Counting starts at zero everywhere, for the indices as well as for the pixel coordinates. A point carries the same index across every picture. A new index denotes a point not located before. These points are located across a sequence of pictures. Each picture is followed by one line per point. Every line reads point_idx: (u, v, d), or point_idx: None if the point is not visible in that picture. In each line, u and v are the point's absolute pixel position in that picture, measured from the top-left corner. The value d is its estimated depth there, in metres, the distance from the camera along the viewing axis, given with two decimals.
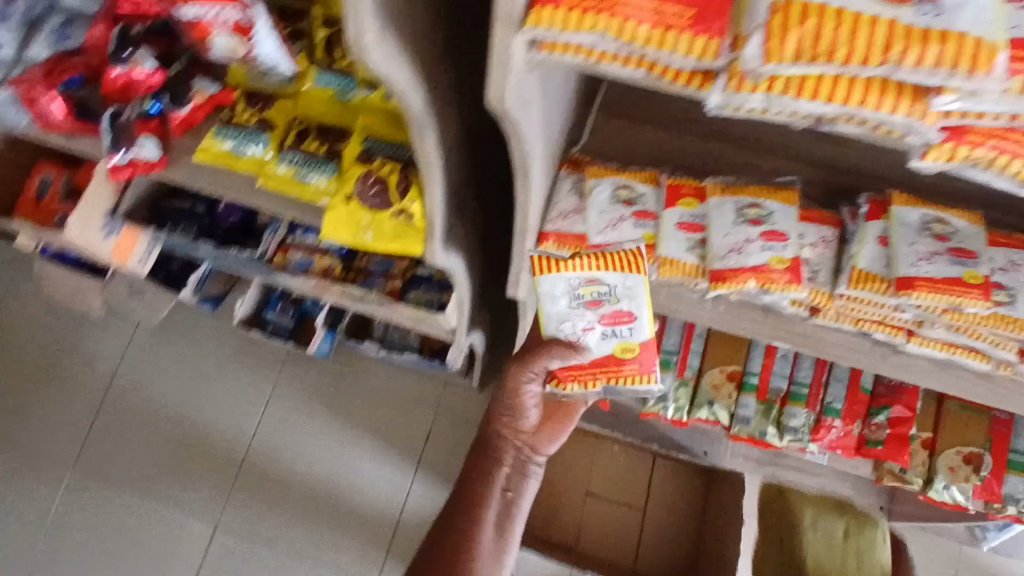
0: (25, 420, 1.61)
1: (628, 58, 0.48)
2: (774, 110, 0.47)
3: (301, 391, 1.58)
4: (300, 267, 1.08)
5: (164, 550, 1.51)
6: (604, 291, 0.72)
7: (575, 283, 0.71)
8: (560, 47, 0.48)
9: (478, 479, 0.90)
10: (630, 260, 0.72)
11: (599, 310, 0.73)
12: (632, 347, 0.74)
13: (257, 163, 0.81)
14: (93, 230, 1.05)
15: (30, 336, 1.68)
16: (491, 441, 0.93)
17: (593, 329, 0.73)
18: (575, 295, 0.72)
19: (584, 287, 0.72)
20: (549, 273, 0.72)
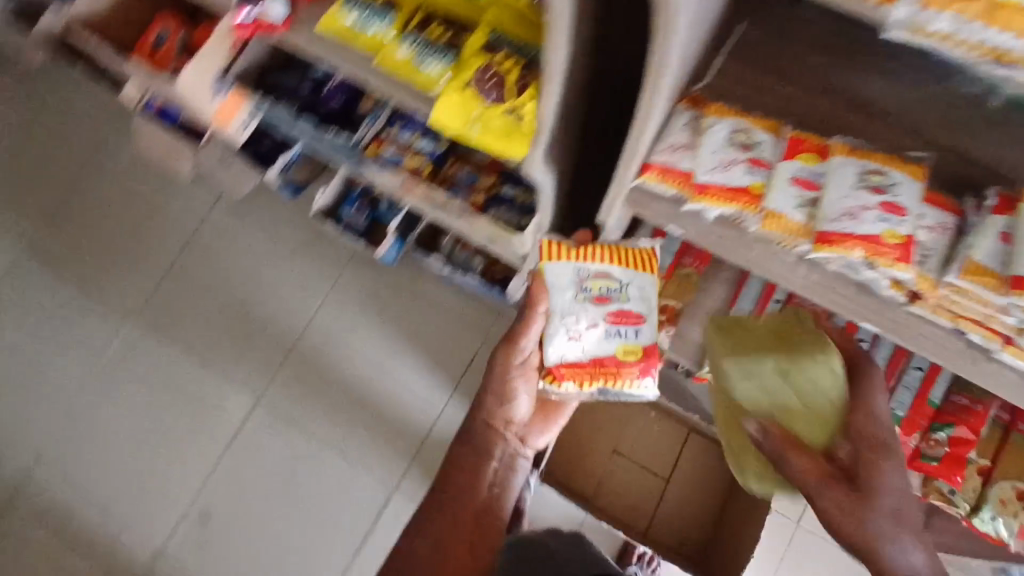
0: (104, 265, 1.71)
1: None
2: (955, 35, 0.52)
3: (358, 294, 1.61)
4: (390, 161, 1.07)
5: (210, 412, 1.61)
6: (612, 286, 0.89)
7: (586, 274, 0.89)
8: None
9: (465, 472, 0.94)
10: (641, 259, 0.91)
11: (605, 307, 0.89)
12: (636, 349, 0.88)
13: (376, 41, 0.80)
14: (205, 87, 1.09)
15: (118, 187, 1.74)
16: (477, 436, 0.96)
17: (600, 325, 0.89)
18: (584, 287, 0.89)
19: (598, 280, 0.89)
20: (556, 259, 0.89)
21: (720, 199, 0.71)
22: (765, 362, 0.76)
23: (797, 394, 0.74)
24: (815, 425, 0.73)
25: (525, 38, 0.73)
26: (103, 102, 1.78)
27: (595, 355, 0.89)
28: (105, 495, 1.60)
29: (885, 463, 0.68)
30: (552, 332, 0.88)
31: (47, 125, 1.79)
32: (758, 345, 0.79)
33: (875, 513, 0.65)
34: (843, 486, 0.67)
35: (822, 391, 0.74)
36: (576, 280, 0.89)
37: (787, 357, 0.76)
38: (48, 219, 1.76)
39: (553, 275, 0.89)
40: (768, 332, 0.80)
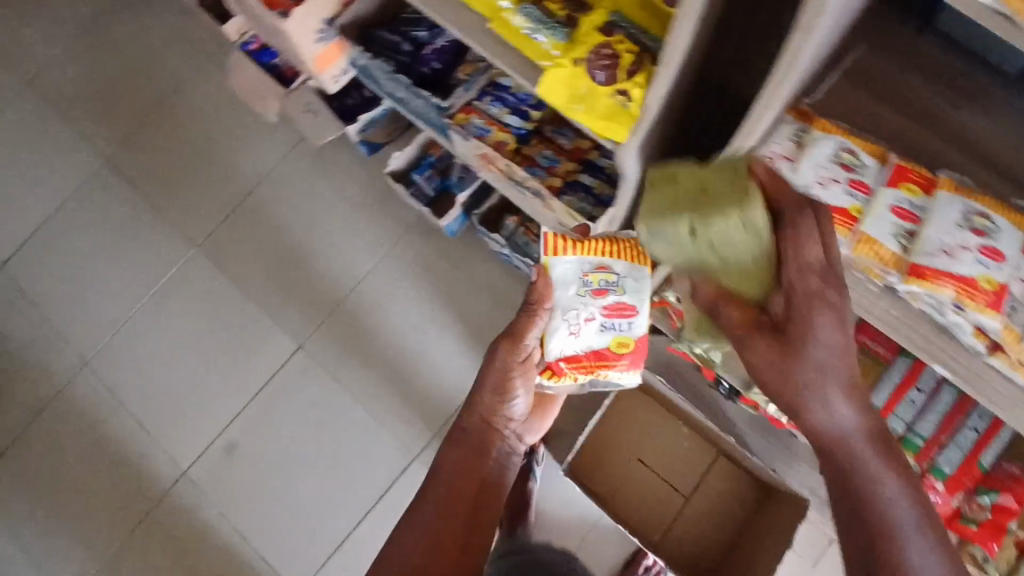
0: (177, 189, 1.76)
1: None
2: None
3: (413, 260, 1.63)
4: (477, 132, 1.08)
5: (251, 349, 1.64)
6: (611, 280, 0.87)
7: (588, 268, 0.87)
8: None
9: (463, 473, 0.94)
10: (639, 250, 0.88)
11: (603, 300, 0.87)
12: (630, 342, 0.89)
13: (493, 7, 0.81)
14: (310, 31, 1.11)
15: (202, 117, 1.79)
16: (472, 432, 0.96)
17: (596, 319, 0.88)
18: (585, 282, 0.87)
19: (598, 274, 0.87)
20: (561, 255, 0.87)
21: None
22: (678, 228, 0.65)
23: (717, 254, 0.66)
24: (748, 276, 0.67)
25: (645, 23, 0.71)
26: (202, 35, 1.84)
27: (595, 348, 0.89)
28: (140, 410, 1.64)
29: (820, 313, 0.65)
30: (553, 329, 0.88)
31: (145, 47, 1.85)
32: (673, 203, 0.66)
33: (801, 368, 0.66)
34: (769, 336, 0.67)
35: (743, 254, 0.65)
36: (578, 275, 0.87)
37: (698, 216, 0.64)
38: (129, 137, 1.81)
39: (556, 271, 0.87)
40: (689, 183, 0.67)
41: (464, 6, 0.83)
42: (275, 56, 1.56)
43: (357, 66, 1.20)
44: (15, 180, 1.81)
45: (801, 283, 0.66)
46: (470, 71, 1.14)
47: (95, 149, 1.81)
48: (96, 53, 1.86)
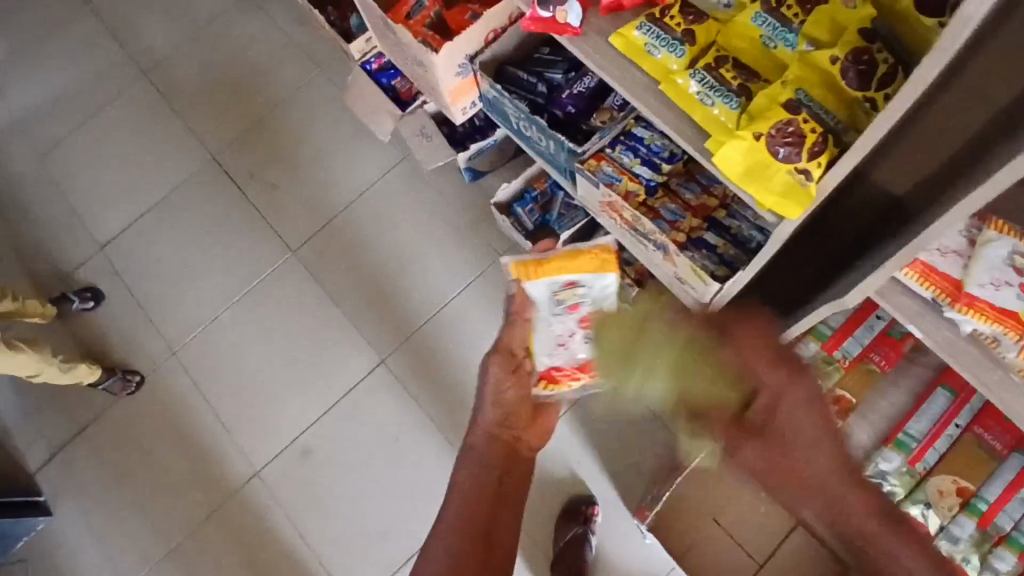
0: (278, 194, 1.81)
1: None
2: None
3: (502, 288, 1.64)
4: (606, 179, 1.09)
5: (333, 358, 1.67)
6: (580, 293, 1.10)
7: (559, 287, 1.09)
8: None
9: (474, 467, 0.99)
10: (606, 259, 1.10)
11: (576, 312, 1.11)
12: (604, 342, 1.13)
13: (662, 68, 0.83)
14: (452, 67, 1.17)
15: (310, 127, 1.85)
16: (486, 445, 1.02)
17: (575, 332, 1.12)
18: (558, 298, 1.11)
19: (568, 292, 1.10)
20: (534, 278, 1.08)
21: (987, 317, 0.71)
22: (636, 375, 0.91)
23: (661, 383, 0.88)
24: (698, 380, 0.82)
25: (826, 101, 0.74)
26: (319, 49, 1.90)
27: (578, 359, 1.13)
28: (219, 404, 1.68)
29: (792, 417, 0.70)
30: (541, 336, 1.13)
31: (264, 54, 1.92)
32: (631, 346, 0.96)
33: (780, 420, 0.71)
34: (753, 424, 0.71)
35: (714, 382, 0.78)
36: (549, 294, 1.10)
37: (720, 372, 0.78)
38: (238, 138, 1.87)
39: (531, 292, 1.09)
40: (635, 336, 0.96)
41: (631, 63, 0.85)
42: (394, 78, 1.62)
43: (487, 100, 1.22)
44: (125, 167, 1.88)
45: (769, 378, 0.73)
46: (606, 117, 1.14)
47: (204, 146, 1.88)
48: (216, 55, 1.94)
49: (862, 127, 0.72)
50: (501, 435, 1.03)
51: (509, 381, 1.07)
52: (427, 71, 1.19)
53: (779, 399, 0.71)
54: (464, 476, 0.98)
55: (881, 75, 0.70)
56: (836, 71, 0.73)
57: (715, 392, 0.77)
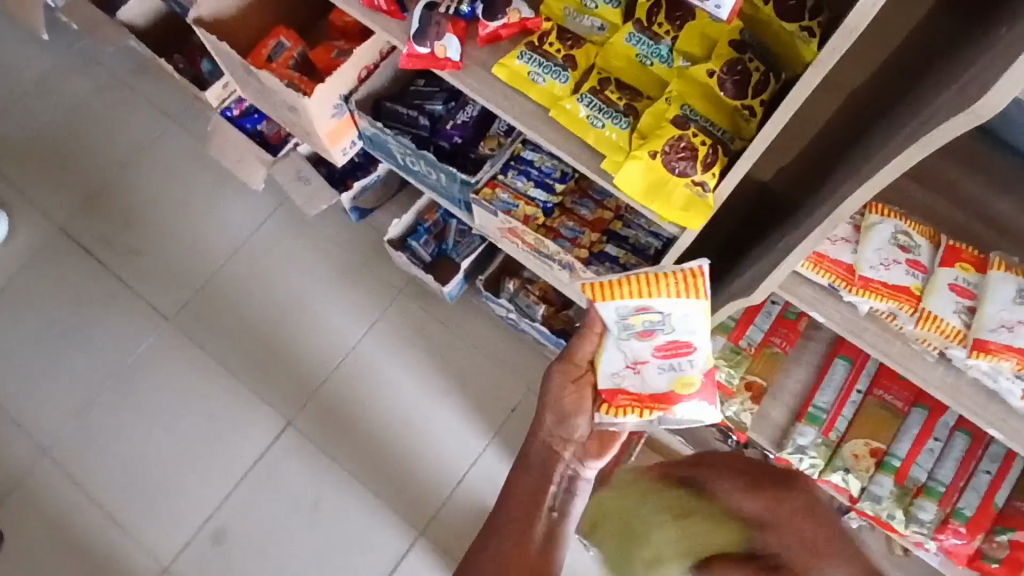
0: (144, 262, 1.66)
1: None
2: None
3: (406, 325, 1.60)
4: (504, 206, 1.09)
5: (234, 428, 1.55)
6: (655, 320, 0.85)
7: (628, 312, 0.85)
8: None
9: (524, 492, 0.90)
10: (690, 283, 0.84)
11: (652, 341, 0.86)
12: (692, 379, 0.86)
13: (550, 95, 0.84)
14: (326, 107, 1.11)
15: (172, 183, 1.72)
16: (539, 458, 0.92)
17: (651, 360, 0.87)
18: (627, 323, 0.86)
19: (640, 316, 0.85)
20: (605, 299, 0.86)
21: (882, 295, 0.76)
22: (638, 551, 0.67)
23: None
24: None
25: (709, 115, 0.77)
26: (171, 101, 1.78)
27: (652, 392, 0.88)
28: (111, 500, 1.51)
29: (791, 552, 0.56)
30: (608, 353, 0.89)
31: (107, 113, 1.77)
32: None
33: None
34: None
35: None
36: (619, 319, 0.86)
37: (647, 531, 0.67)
38: (91, 205, 1.70)
39: (602, 314, 0.87)
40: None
41: (515, 91, 0.86)
42: (259, 122, 1.53)
43: (368, 136, 1.17)
44: None
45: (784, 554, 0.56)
46: (493, 145, 1.15)
47: (51, 218, 1.69)
48: (55, 120, 1.78)
49: (747, 134, 0.76)
50: (562, 454, 0.92)
51: (567, 392, 0.93)
52: (298, 114, 1.12)
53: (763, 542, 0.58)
54: (517, 481, 0.91)
55: (754, 82, 0.75)
56: (713, 82, 0.76)
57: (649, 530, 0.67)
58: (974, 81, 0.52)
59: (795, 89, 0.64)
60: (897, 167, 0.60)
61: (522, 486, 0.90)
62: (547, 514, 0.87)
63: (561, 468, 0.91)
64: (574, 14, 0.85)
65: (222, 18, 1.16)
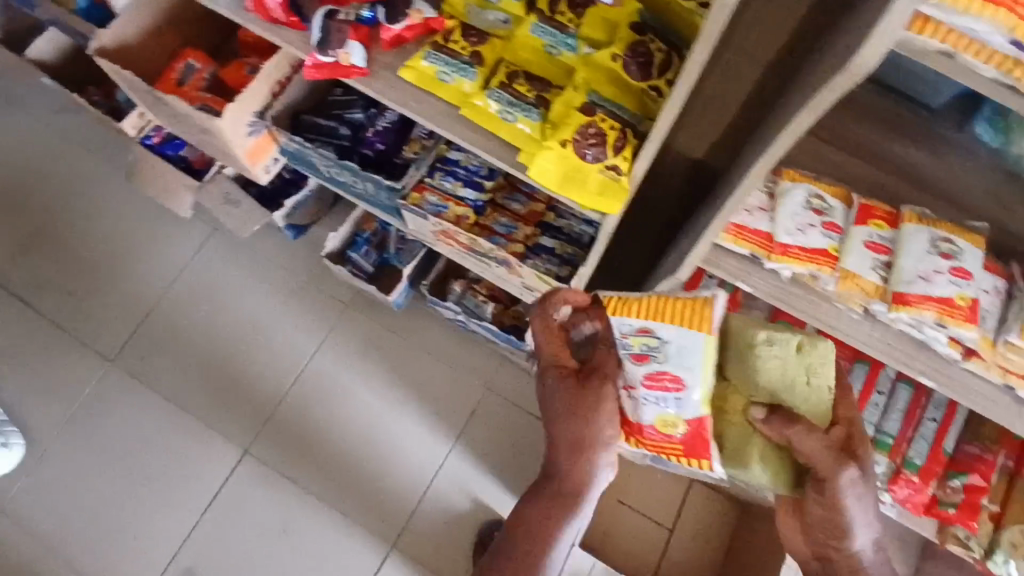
0: (76, 302, 1.60)
1: (994, 55, 0.47)
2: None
3: (357, 338, 1.58)
4: (434, 209, 1.08)
5: (189, 462, 1.51)
6: (652, 345, 0.78)
7: (627, 331, 0.78)
8: (935, 29, 0.47)
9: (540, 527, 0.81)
10: (696, 316, 0.77)
11: (645, 368, 0.79)
12: (675, 423, 0.81)
13: (460, 94, 0.84)
14: (241, 126, 1.08)
15: (99, 219, 1.66)
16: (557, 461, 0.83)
17: (640, 390, 0.80)
18: (626, 342, 0.79)
19: (639, 338, 0.78)
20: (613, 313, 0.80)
21: (800, 260, 0.77)
22: None
23: (826, 374, 0.77)
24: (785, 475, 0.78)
25: (618, 98, 0.77)
26: (89, 135, 1.72)
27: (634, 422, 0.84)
28: (64, 553, 1.45)
29: None
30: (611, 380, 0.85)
31: (23, 154, 1.71)
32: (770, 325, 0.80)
33: None
34: None
35: None
36: (619, 336, 0.80)
37: None
38: (14, 250, 1.64)
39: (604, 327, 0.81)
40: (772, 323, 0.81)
41: (425, 92, 0.85)
42: (181, 148, 1.48)
43: (289, 152, 1.14)
44: None
45: None
46: (416, 149, 1.13)
47: None
48: None
49: (654, 114, 0.77)
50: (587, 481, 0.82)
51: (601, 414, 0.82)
52: (212, 136, 1.09)
53: None
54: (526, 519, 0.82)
55: (658, 64, 0.76)
56: (618, 66, 0.77)
57: None
58: (851, 39, 0.53)
59: (685, 67, 0.63)
60: (795, 131, 0.60)
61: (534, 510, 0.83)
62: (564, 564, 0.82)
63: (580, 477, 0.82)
64: (477, 10, 0.85)
65: (124, 45, 1.12)
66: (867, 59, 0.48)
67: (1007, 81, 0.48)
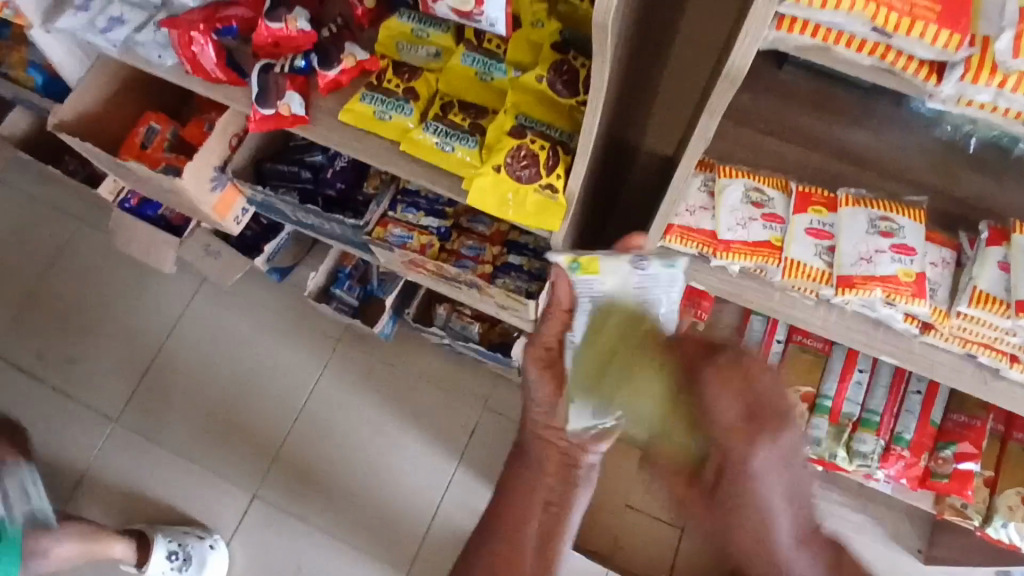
0: (76, 369, 1.64)
1: (865, 45, 0.52)
2: (1000, 104, 0.53)
3: (352, 372, 1.60)
4: (399, 241, 1.10)
5: (200, 512, 1.53)
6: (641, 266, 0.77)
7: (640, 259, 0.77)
8: (801, 27, 0.52)
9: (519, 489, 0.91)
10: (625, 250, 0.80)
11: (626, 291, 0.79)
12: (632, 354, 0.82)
13: (400, 129, 0.85)
14: (204, 182, 1.11)
15: (91, 285, 1.70)
16: (533, 447, 0.89)
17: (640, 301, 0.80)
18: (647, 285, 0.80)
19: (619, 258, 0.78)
20: (672, 241, 0.82)
21: (743, 254, 0.79)
22: (608, 407, 0.76)
23: (637, 415, 0.72)
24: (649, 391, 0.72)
25: (546, 118, 0.80)
26: (74, 205, 1.76)
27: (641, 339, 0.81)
28: None
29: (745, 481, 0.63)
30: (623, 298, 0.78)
31: (12, 230, 1.75)
32: (593, 370, 0.77)
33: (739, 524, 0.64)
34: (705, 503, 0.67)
35: (645, 405, 0.72)
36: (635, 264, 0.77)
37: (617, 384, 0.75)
38: (12, 324, 1.68)
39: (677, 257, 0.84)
40: (609, 343, 0.77)
41: (366, 133, 0.87)
42: (159, 207, 1.51)
43: (258, 202, 1.17)
44: None
45: (727, 445, 0.64)
46: (376, 183, 1.17)
47: None
48: None
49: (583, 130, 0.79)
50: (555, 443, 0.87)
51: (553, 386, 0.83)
52: (178, 195, 1.12)
53: (729, 455, 0.64)
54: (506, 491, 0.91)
55: (582, 79, 0.79)
56: (545, 87, 0.79)
57: (626, 375, 0.74)
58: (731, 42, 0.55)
59: (594, 80, 0.64)
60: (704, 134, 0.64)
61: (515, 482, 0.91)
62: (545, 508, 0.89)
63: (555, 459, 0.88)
64: (406, 47, 0.87)
65: (85, 117, 1.15)
66: (742, 61, 0.54)
67: (885, 66, 0.53)
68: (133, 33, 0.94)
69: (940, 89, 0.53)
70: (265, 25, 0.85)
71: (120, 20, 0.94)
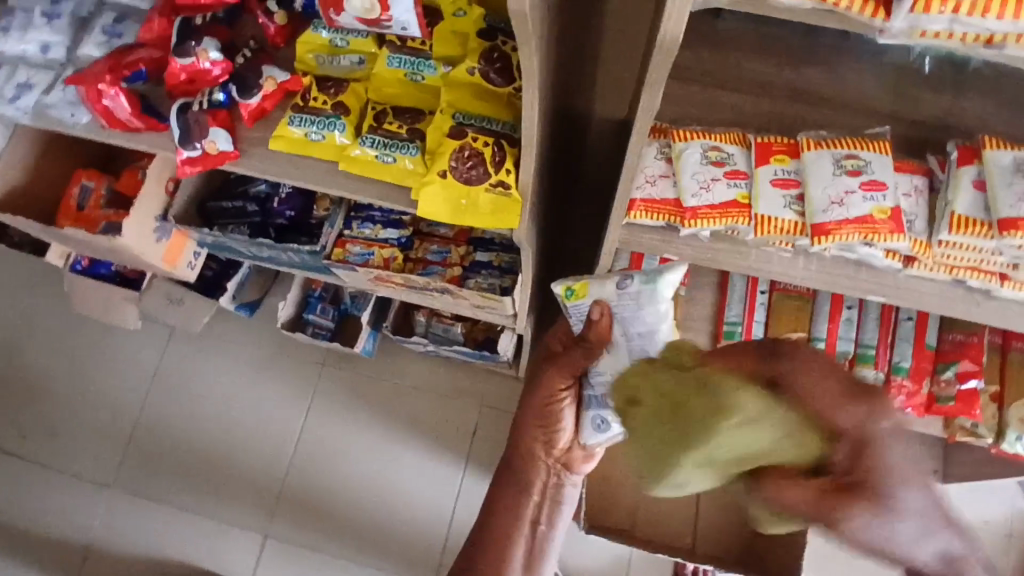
0: (60, 440, 1.58)
1: None
2: (957, 32, 0.49)
3: (342, 394, 1.56)
4: (360, 259, 1.05)
5: (215, 562, 1.49)
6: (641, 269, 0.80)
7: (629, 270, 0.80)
8: None
9: (506, 501, 0.93)
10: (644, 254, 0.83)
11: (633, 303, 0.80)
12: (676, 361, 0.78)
13: (336, 149, 0.81)
14: (148, 234, 1.06)
15: (60, 352, 1.64)
16: (520, 465, 0.93)
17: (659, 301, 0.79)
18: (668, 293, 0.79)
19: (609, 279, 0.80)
20: (638, 217, 0.79)
21: (713, 218, 0.76)
22: (678, 473, 0.56)
23: (752, 452, 0.50)
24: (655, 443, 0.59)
25: (486, 112, 0.76)
26: (26, 273, 1.69)
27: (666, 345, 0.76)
28: None
29: None
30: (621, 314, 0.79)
31: None
32: (641, 424, 0.60)
33: None
34: None
35: (770, 446, 0.49)
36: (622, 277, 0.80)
37: (685, 448, 0.55)
38: None
39: (646, 233, 0.80)
40: (652, 405, 0.60)
41: (301, 158, 0.82)
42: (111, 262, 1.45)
43: (209, 244, 1.12)
44: None
45: None
46: (326, 205, 1.12)
47: None
48: None
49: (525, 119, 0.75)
50: (541, 459, 0.92)
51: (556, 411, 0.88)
52: (124, 253, 1.07)
53: None
54: (495, 498, 0.94)
55: (514, 64, 0.75)
56: (477, 78, 0.75)
57: (695, 425, 0.55)
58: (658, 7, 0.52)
59: (524, 67, 0.60)
60: (648, 106, 0.60)
61: (505, 500, 0.92)
62: (532, 527, 0.92)
63: (542, 474, 0.93)
64: (329, 59, 0.82)
65: (13, 191, 1.09)
66: (673, 28, 0.50)
67: (827, 9, 0.50)
68: (42, 96, 0.88)
69: (890, 25, 0.49)
70: (175, 63, 0.80)
71: (26, 85, 0.89)
